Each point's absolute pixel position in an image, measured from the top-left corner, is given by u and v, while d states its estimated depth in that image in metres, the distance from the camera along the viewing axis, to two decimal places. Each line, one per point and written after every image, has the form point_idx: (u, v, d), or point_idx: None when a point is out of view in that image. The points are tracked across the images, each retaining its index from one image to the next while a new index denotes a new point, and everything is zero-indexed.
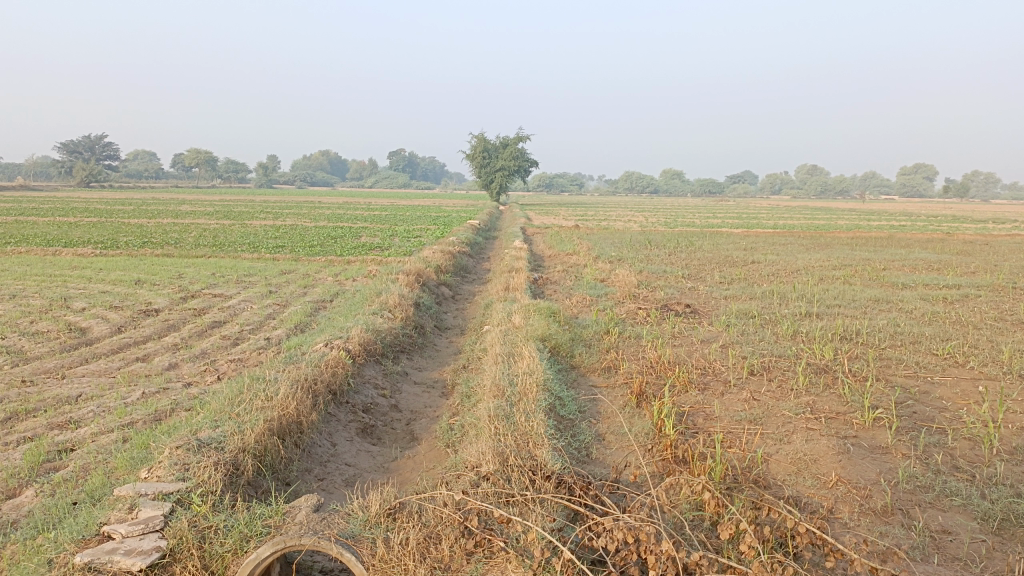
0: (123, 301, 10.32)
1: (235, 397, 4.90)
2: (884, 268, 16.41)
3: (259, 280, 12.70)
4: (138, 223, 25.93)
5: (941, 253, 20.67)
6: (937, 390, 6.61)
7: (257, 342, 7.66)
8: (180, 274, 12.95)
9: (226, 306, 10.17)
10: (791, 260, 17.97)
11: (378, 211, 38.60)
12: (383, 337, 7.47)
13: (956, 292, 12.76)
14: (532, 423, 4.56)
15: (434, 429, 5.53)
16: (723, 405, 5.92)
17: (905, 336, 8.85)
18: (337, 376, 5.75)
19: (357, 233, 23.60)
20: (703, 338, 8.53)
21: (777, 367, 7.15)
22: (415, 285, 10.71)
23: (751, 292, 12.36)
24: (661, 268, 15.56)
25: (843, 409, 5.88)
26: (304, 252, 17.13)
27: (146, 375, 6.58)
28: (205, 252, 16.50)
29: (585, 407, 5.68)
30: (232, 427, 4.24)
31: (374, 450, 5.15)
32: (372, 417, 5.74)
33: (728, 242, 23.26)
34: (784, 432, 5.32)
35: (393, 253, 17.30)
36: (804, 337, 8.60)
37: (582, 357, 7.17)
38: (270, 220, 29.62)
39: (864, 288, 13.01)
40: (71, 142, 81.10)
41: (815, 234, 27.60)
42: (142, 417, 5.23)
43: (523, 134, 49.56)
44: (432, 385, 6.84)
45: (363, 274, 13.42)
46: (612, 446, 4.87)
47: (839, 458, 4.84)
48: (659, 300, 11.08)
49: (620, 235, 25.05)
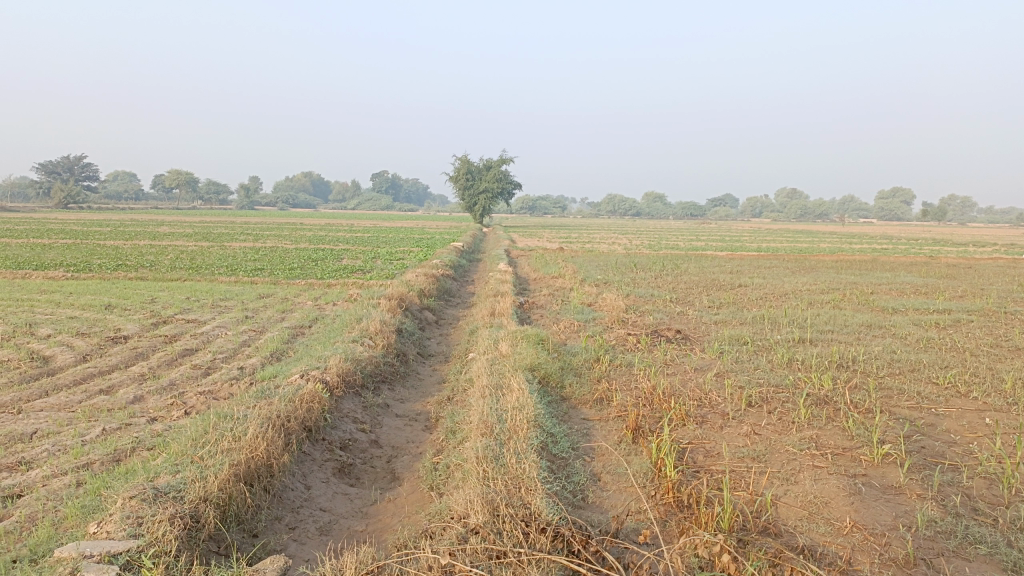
0: (91, 328, 9.87)
1: (200, 436, 4.50)
2: (872, 292, 16.29)
3: (235, 305, 12.29)
4: (113, 244, 25.36)
5: (926, 276, 20.66)
6: (942, 423, 6.33)
7: (229, 373, 7.25)
8: (153, 299, 12.50)
9: (199, 333, 9.73)
10: (778, 283, 17.84)
11: (360, 233, 38.34)
12: (362, 367, 7.09)
13: (947, 316, 12.61)
14: (523, 465, 4.20)
15: (417, 468, 5.16)
16: (724, 440, 5.60)
17: (902, 364, 8.61)
18: (313, 411, 5.35)
19: (339, 255, 23.22)
20: (696, 366, 8.23)
21: (776, 398, 6.84)
22: (397, 310, 10.35)
23: (742, 317, 12.10)
24: (647, 292, 15.31)
25: (849, 444, 5.57)
26: (283, 275, 16.71)
27: (108, 409, 6.15)
28: (180, 275, 16.04)
29: (577, 444, 5.34)
30: (193, 472, 3.86)
31: (352, 492, 4.78)
32: (350, 455, 5.36)
33: (713, 265, 23.19)
34: (790, 470, 5.01)
35: (376, 276, 16.93)
36: (800, 365, 8.32)
37: (573, 388, 6.83)
38: (248, 241, 29.18)
39: (855, 313, 12.82)
40: (48, 163, 80.13)
41: (800, 257, 27.56)
42: (99, 458, 4.81)
43: (505, 156, 49.44)
44: (415, 418, 6.46)
45: (344, 299, 13.03)
46: (609, 488, 4.53)
47: (851, 500, 4.53)
48: (648, 325, 10.80)
49: (605, 258, 24.89)
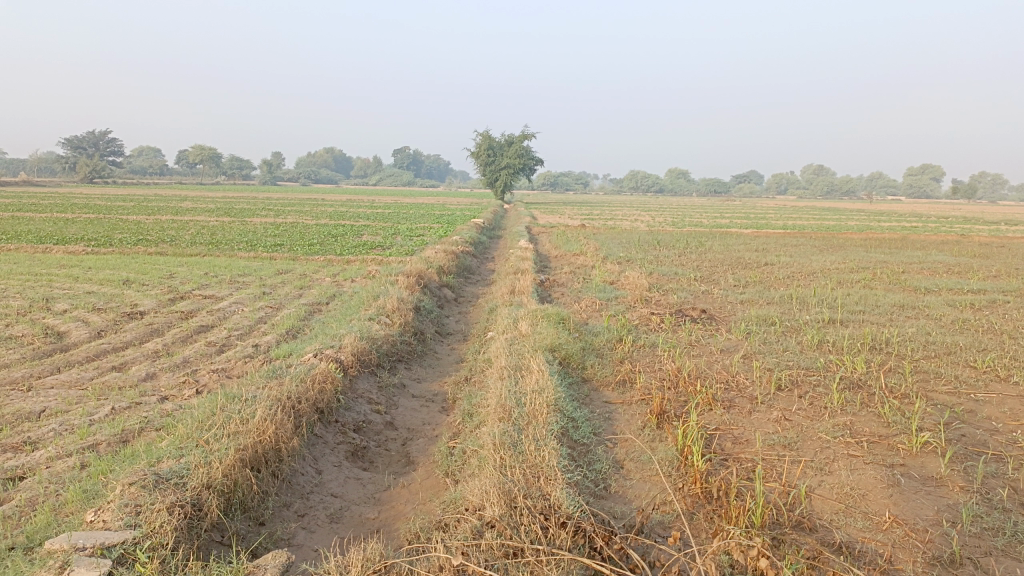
0: (108, 303, 9.79)
1: (207, 418, 4.33)
2: (903, 272, 15.84)
3: (253, 281, 12.17)
4: (135, 219, 25.38)
5: (959, 255, 20.11)
6: (983, 410, 6.03)
7: (243, 351, 7.10)
8: (172, 274, 12.42)
9: (215, 309, 9.61)
10: (805, 262, 17.43)
11: (382, 209, 38.24)
12: (378, 347, 6.91)
13: (983, 297, 12.19)
14: (542, 453, 3.98)
15: (432, 452, 4.98)
16: (752, 426, 5.35)
17: (938, 346, 8.27)
18: (325, 392, 5.17)
19: (358, 232, 23.07)
20: (722, 347, 7.96)
21: (806, 382, 6.57)
22: (415, 287, 10.16)
23: (769, 296, 11.78)
24: (671, 270, 15.02)
25: (885, 432, 5.31)
26: (302, 251, 16.58)
27: (119, 387, 6.02)
28: (200, 251, 15.99)
29: (599, 429, 5.12)
30: (197, 458, 3.69)
31: (365, 476, 4.60)
32: (364, 438, 5.19)
33: (738, 242, 22.84)
34: (824, 460, 4.75)
35: (395, 253, 16.74)
36: (831, 347, 8.02)
37: (594, 369, 6.60)
38: (270, 217, 29.19)
39: (887, 293, 12.43)
40: (75, 139, 80.79)
41: (828, 234, 27.01)
42: (105, 439, 4.68)
43: (528, 132, 49.01)
44: (432, 399, 6.28)
45: (363, 275, 12.87)
46: (633, 477, 4.31)
47: (890, 493, 4.28)
48: (672, 304, 10.52)
49: (628, 235, 24.56)
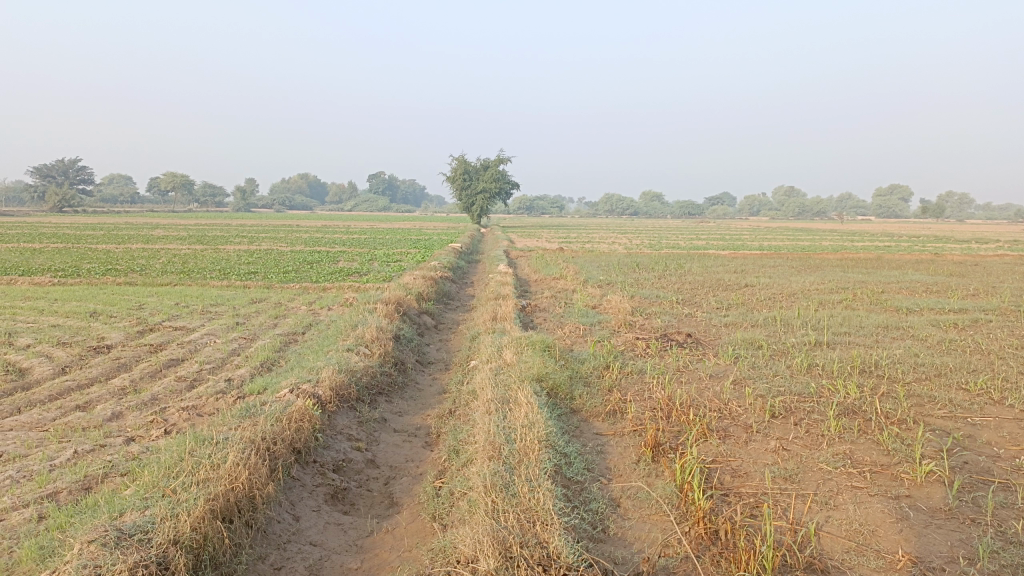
0: (73, 336, 9.40)
1: (175, 463, 4.03)
2: (883, 291, 15.85)
3: (226, 310, 11.82)
4: (105, 248, 24.83)
5: (935, 274, 20.24)
6: (981, 435, 5.87)
7: (215, 386, 6.78)
8: (141, 305, 12.02)
9: (186, 341, 9.26)
10: (785, 283, 17.40)
11: (358, 235, 37.85)
12: (357, 379, 6.62)
13: (965, 316, 12.16)
14: (537, 495, 3.74)
15: (417, 492, 4.71)
16: (750, 457, 5.15)
17: (927, 368, 8.15)
18: (302, 431, 4.88)
19: (334, 258, 22.76)
20: (711, 373, 7.77)
21: (800, 408, 6.39)
22: (393, 315, 9.88)
23: (753, 319, 11.65)
24: (653, 293, 14.88)
25: (887, 461, 5.13)
26: (277, 279, 16.24)
27: (82, 428, 5.68)
28: (171, 280, 15.58)
29: (592, 464, 4.88)
30: (163, 510, 3.39)
31: (345, 521, 4.32)
32: (344, 478, 4.91)
33: (717, 264, 22.86)
34: (828, 492, 4.56)
35: (372, 280, 16.44)
36: (821, 371, 7.86)
37: (583, 400, 6.37)
38: (243, 244, 28.73)
39: (870, 314, 12.37)
40: (44, 167, 79.58)
41: (805, 255, 27.16)
42: (66, 487, 4.36)
43: (504, 156, 49.11)
44: (414, 434, 6.01)
45: (339, 303, 12.56)
46: (631, 518, 4.07)
47: (899, 528, 4.09)
48: (656, 329, 10.34)
49: (606, 258, 24.46)
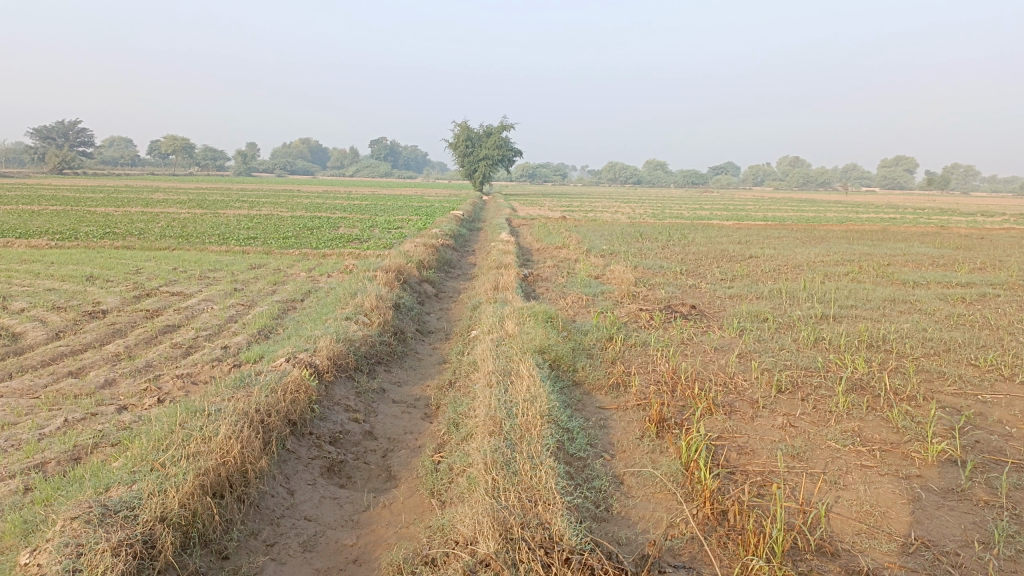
0: (68, 301, 9.26)
1: (165, 435, 3.89)
2: (889, 264, 15.66)
3: (224, 276, 11.67)
4: (103, 212, 24.58)
5: (941, 246, 20.03)
6: (993, 413, 5.74)
7: (210, 354, 6.65)
8: (138, 270, 11.87)
9: (183, 307, 9.12)
10: (790, 254, 17.20)
11: (359, 200, 37.60)
12: (356, 349, 6.49)
13: (972, 290, 12.00)
14: (539, 473, 3.61)
15: (415, 466, 4.60)
16: (757, 434, 5.02)
17: (935, 343, 8.02)
18: (298, 403, 4.74)
19: (335, 223, 22.52)
20: (716, 346, 7.63)
21: (807, 383, 6.26)
22: (393, 283, 9.73)
23: (758, 290, 11.49)
24: (656, 263, 14.70)
25: (897, 440, 5.01)
26: (276, 245, 16.06)
27: (74, 395, 5.56)
28: (169, 244, 15.39)
29: (595, 440, 4.76)
30: (151, 485, 3.27)
31: (341, 495, 4.21)
32: (341, 451, 4.79)
33: (721, 234, 22.67)
34: (837, 471, 4.44)
35: (372, 246, 16.26)
36: (829, 345, 7.72)
37: (586, 372, 6.24)
38: (244, 209, 28.52)
39: (877, 287, 12.20)
40: (43, 128, 78.87)
41: (810, 226, 26.91)
42: (55, 457, 4.24)
43: (507, 123, 48.59)
44: (413, 405, 5.89)
45: (339, 270, 12.40)
46: (635, 496, 3.96)
47: (911, 510, 3.97)
48: (660, 300, 10.19)
49: (610, 227, 24.24)
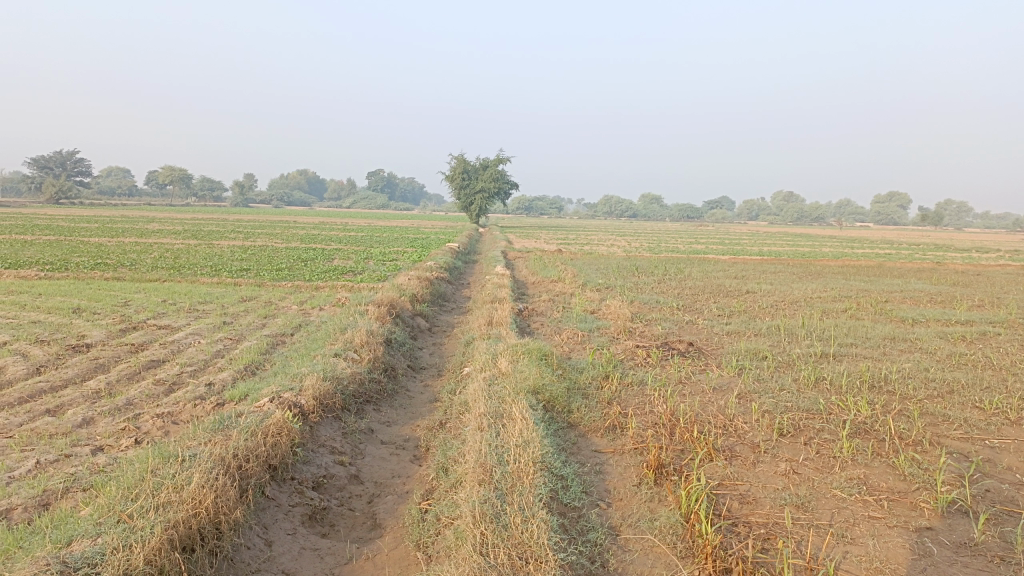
0: (53, 334, 9.04)
1: (135, 482, 3.68)
2: (887, 301, 15.54)
3: (214, 309, 11.47)
4: (96, 241, 24.39)
5: (938, 283, 19.93)
6: (1001, 459, 5.55)
7: (194, 391, 6.44)
8: (126, 302, 11.67)
9: (170, 341, 8.91)
10: (787, 290, 17.08)
11: (355, 232, 37.59)
12: (344, 387, 6.29)
13: (972, 329, 11.85)
14: (530, 527, 3.41)
15: (401, 513, 4.39)
16: (759, 481, 4.82)
17: (938, 384, 7.84)
18: (280, 446, 4.54)
19: (329, 255, 22.37)
20: (715, 386, 7.45)
21: (810, 427, 6.06)
22: (385, 317, 9.55)
23: (757, 327, 11.33)
24: (653, 298, 14.56)
25: (904, 488, 4.81)
26: (269, 277, 15.88)
27: (49, 435, 5.33)
28: (160, 276, 15.19)
29: (590, 487, 4.56)
30: (116, 538, 3.05)
31: (322, 545, 3.99)
32: (324, 497, 4.57)
33: (717, 269, 22.58)
34: (844, 523, 4.24)
35: (366, 279, 16.09)
36: (830, 386, 7.54)
37: (581, 413, 6.04)
38: (238, 240, 28.38)
39: (876, 324, 12.04)
40: (41, 157, 79.01)
41: (806, 262, 26.84)
42: (21, 502, 4.01)
43: (504, 156, 48.81)
44: (402, 446, 5.67)
45: (331, 304, 12.21)
46: (632, 550, 3.76)
47: (923, 567, 3.76)
48: (657, 336, 10.01)
49: (606, 261, 24.13)
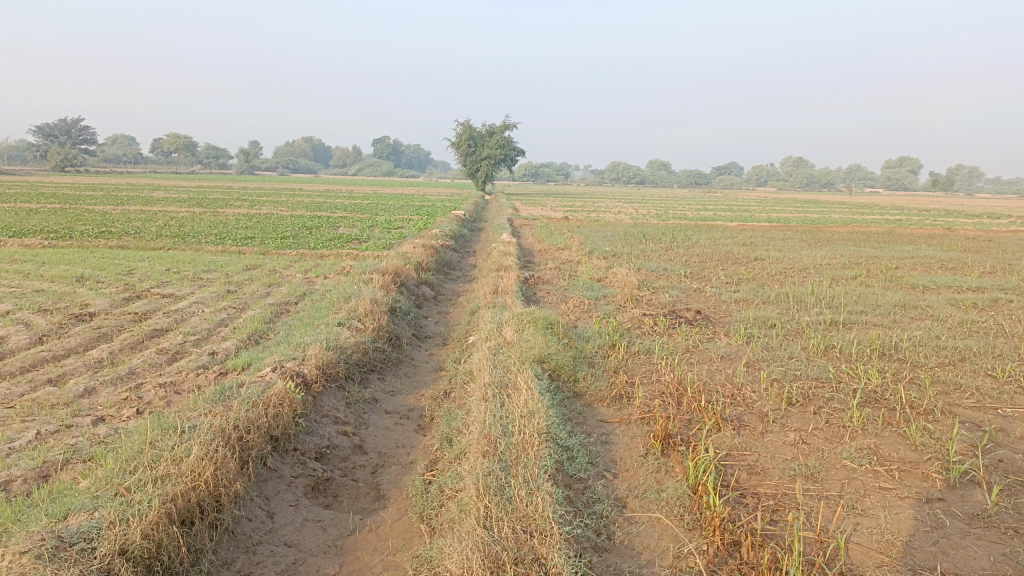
0: (56, 303, 8.99)
1: (133, 455, 3.62)
2: (897, 267, 15.36)
3: (218, 277, 11.42)
4: (101, 210, 24.32)
5: (949, 249, 19.70)
6: (1014, 428, 5.46)
7: (196, 360, 6.38)
8: (130, 270, 11.62)
9: (173, 309, 8.86)
10: (796, 257, 16.90)
11: (361, 200, 37.44)
12: (347, 357, 6.22)
13: (984, 296, 11.69)
14: (535, 500, 3.34)
15: (405, 484, 4.33)
16: (768, 452, 4.75)
17: (950, 352, 7.73)
18: (282, 417, 4.48)
19: (335, 223, 22.25)
20: (723, 354, 7.36)
21: (819, 396, 5.98)
22: (390, 286, 9.47)
23: (765, 295, 11.21)
24: (660, 266, 14.43)
25: (915, 459, 4.73)
26: (274, 245, 15.80)
27: (50, 405, 5.29)
28: (165, 244, 15.13)
29: (596, 458, 4.49)
30: (114, 512, 3.01)
31: (326, 516, 3.95)
32: (327, 467, 4.53)
33: (725, 236, 22.38)
34: (854, 494, 4.17)
35: (372, 247, 16.00)
36: (840, 354, 7.44)
37: (587, 383, 5.96)
38: (244, 207, 28.30)
39: (886, 291, 11.90)
40: (47, 126, 78.73)
41: (815, 229, 26.57)
42: (21, 475, 3.97)
43: (510, 122, 48.37)
44: (407, 416, 5.61)
45: (336, 272, 12.13)
46: (639, 522, 3.70)
47: (935, 540, 3.69)
48: (664, 304, 9.91)
49: (613, 228, 23.94)
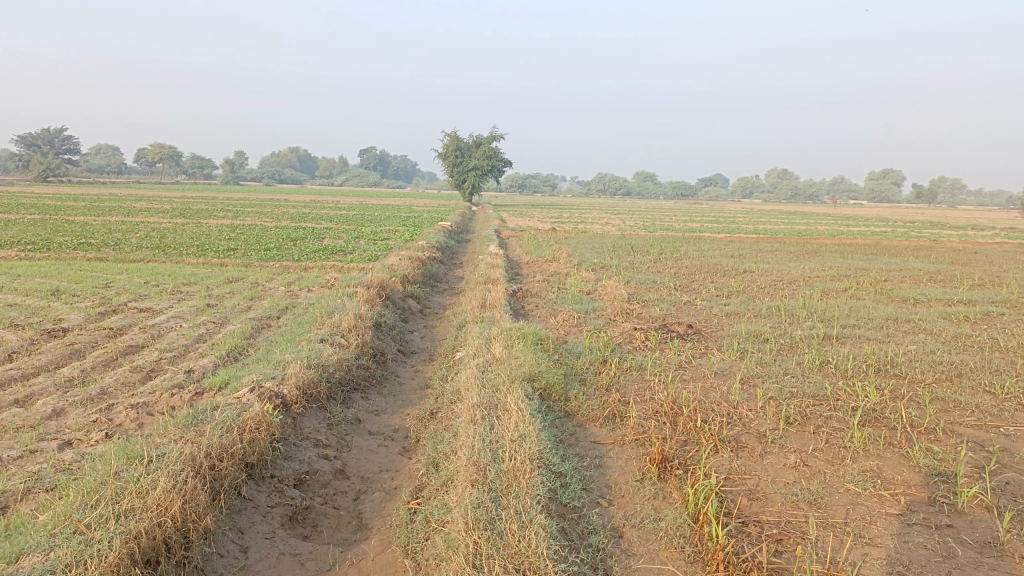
0: (29, 317, 8.68)
1: (96, 486, 3.37)
2: (887, 280, 15.26)
3: (199, 291, 11.11)
4: (82, 221, 23.87)
5: (936, 262, 19.66)
6: (1018, 448, 5.30)
7: (172, 379, 6.12)
8: (108, 283, 11.30)
9: (150, 325, 8.57)
10: (785, 269, 16.78)
11: (347, 211, 37.11)
12: (329, 375, 5.98)
13: (976, 309, 11.58)
14: (527, 534, 3.13)
15: (389, 512, 4.10)
16: (768, 475, 4.56)
17: (947, 368, 7.57)
18: (258, 442, 4.24)
19: (320, 234, 21.94)
20: (717, 370, 7.18)
21: (817, 415, 5.79)
22: (374, 300, 9.23)
23: (756, 308, 11.05)
24: (649, 278, 14.26)
25: (922, 482, 4.55)
26: (257, 257, 15.51)
27: (14, 429, 5.01)
28: (145, 256, 14.79)
29: (590, 483, 4.28)
30: (71, 554, 2.76)
31: (304, 548, 3.71)
32: (306, 495, 4.29)
33: (713, 247, 22.29)
34: (860, 521, 3.98)
35: (357, 259, 15.73)
36: (836, 370, 7.26)
37: (579, 402, 5.75)
38: (228, 218, 27.92)
39: (877, 304, 11.78)
40: (29, 136, 77.80)
41: (803, 240, 26.55)
42: None
43: (497, 133, 48.24)
44: (391, 438, 5.38)
45: (320, 285, 11.86)
46: (637, 556, 3.49)
47: (948, 570, 3.50)
48: (655, 318, 9.73)
49: (600, 239, 23.79)
